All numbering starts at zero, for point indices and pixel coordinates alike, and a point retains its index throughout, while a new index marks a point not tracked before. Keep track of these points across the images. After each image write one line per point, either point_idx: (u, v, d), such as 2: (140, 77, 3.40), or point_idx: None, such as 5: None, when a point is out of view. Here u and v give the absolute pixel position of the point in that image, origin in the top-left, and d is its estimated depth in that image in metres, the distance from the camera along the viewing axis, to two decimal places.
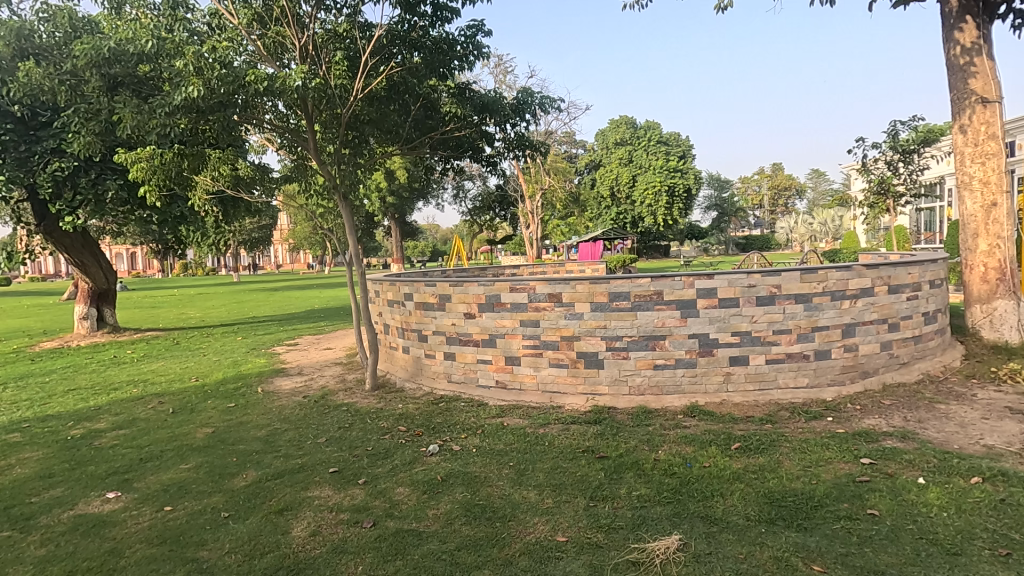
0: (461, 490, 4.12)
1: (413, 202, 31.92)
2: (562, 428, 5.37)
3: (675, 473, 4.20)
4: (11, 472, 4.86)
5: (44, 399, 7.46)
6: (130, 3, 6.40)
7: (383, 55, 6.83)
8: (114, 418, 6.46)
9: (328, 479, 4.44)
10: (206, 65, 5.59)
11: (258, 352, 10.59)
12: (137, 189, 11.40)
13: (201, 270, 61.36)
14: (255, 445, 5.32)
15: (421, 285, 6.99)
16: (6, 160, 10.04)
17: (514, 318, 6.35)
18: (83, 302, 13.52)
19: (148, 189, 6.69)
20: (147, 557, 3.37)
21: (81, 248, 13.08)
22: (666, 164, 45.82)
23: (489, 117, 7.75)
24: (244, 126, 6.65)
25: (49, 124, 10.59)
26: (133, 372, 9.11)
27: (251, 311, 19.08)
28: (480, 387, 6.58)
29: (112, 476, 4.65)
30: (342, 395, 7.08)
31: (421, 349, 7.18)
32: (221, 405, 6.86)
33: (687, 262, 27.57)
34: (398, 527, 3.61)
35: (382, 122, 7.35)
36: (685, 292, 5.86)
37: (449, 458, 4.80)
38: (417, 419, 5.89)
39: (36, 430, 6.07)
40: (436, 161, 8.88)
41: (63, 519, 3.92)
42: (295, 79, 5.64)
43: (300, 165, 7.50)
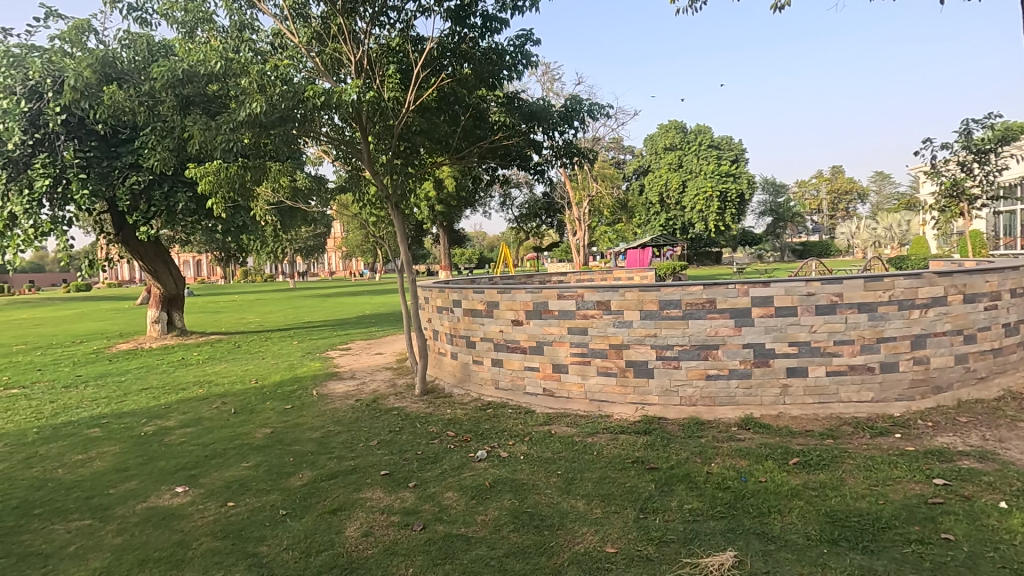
0: (509, 497, 4.13)
1: (461, 210, 32.40)
2: (611, 437, 5.30)
3: (728, 487, 4.07)
4: (91, 465, 5.22)
5: (121, 397, 8.00)
6: (200, 27, 6.79)
7: (433, 67, 7.00)
8: (183, 416, 6.84)
9: (379, 481, 4.54)
10: (269, 82, 5.93)
11: (314, 356, 10.99)
12: (205, 200, 12.15)
13: (259, 276, 64.44)
14: (309, 446, 5.51)
15: (469, 292, 7.10)
16: (91, 174, 10.85)
17: (562, 326, 6.35)
18: (154, 306, 14.35)
19: (215, 201, 7.10)
20: (210, 550, 3.53)
21: (154, 256, 13.96)
22: (718, 168, 44.61)
23: (538, 125, 7.86)
24: (303, 139, 6.93)
25: (127, 141, 11.45)
26: (198, 373, 9.61)
27: (306, 316, 19.85)
28: (528, 395, 6.59)
29: (180, 471, 4.93)
30: (393, 399, 7.24)
31: (469, 356, 7.26)
32: (279, 406, 7.14)
33: (742, 269, 26.71)
34: (447, 532, 3.65)
35: (432, 133, 7.45)
36: (739, 300, 5.68)
37: (497, 464, 4.82)
38: (465, 424, 5.96)
39: (114, 426, 6.52)
40: (484, 170, 9.04)
41: (136, 510, 4.17)
42: (351, 94, 5.86)
43: (353, 176, 7.74)
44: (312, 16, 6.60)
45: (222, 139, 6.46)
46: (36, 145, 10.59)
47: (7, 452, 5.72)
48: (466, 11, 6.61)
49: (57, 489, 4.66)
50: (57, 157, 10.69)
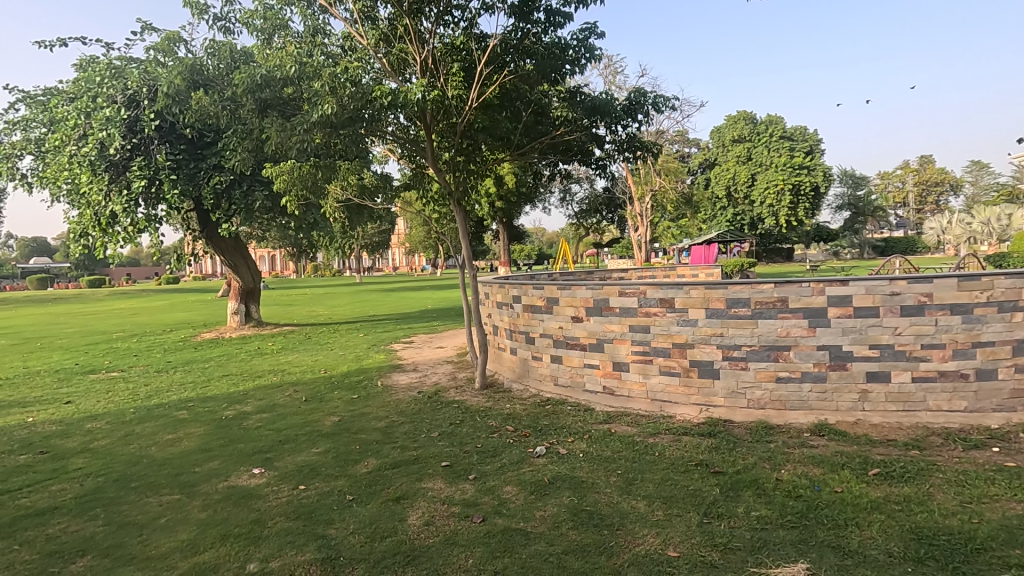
0: (568, 494, 4.11)
1: (521, 206, 32.51)
2: (673, 438, 5.16)
3: (800, 496, 3.87)
4: (180, 444, 5.66)
5: (205, 382, 8.62)
6: (277, 34, 7.14)
7: (496, 64, 7.00)
8: (259, 402, 7.29)
9: (441, 472, 4.64)
10: (340, 84, 6.16)
11: (379, 349, 11.39)
12: (280, 199, 12.82)
13: (327, 271, 67.49)
14: (374, 435, 5.72)
15: (529, 288, 7.11)
16: (180, 175, 11.73)
17: (623, 323, 6.24)
18: (234, 299, 15.27)
19: (289, 199, 7.47)
20: (284, 529, 3.74)
21: (233, 252, 14.87)
22: (791, 161, 42.28)
23: (600, 119, 7.86)
24: (370, 138, 7.15)
25: (212, 144, 12.25)
26: (273, 362, 10.20)
27: (372, 309, 20.59)
28: (587, 392, 6.53)
29: (256, 454, 5.24)
30: (453, 392, 7.39)
31: (529, 352, 7.28)
32: (346, 395, 7.46)
33: (816, 266, 25.29)
34: (506, 526, 3.68)
35: (493, 130, 7.35)
36: (813, 299, 5.38)
37: (556, 461, 4.81)
38: (524, 420, 5.99)
39: (199, 409, 7.03)
40: (544, 166, 9.07)
41: (219, 488, 4.48)
42: (416, 93, 5.96)
43: (418, 174, 7.95)
44: (380, 18, 6.78)
45: (296, 139, 6.79)
46: (134, 149, 11.52)
47: (109, 429, 6.29)
48: (529, 7, 6.61)
49: (151, 465, 5.08)
50: (151, 159, 11.60)
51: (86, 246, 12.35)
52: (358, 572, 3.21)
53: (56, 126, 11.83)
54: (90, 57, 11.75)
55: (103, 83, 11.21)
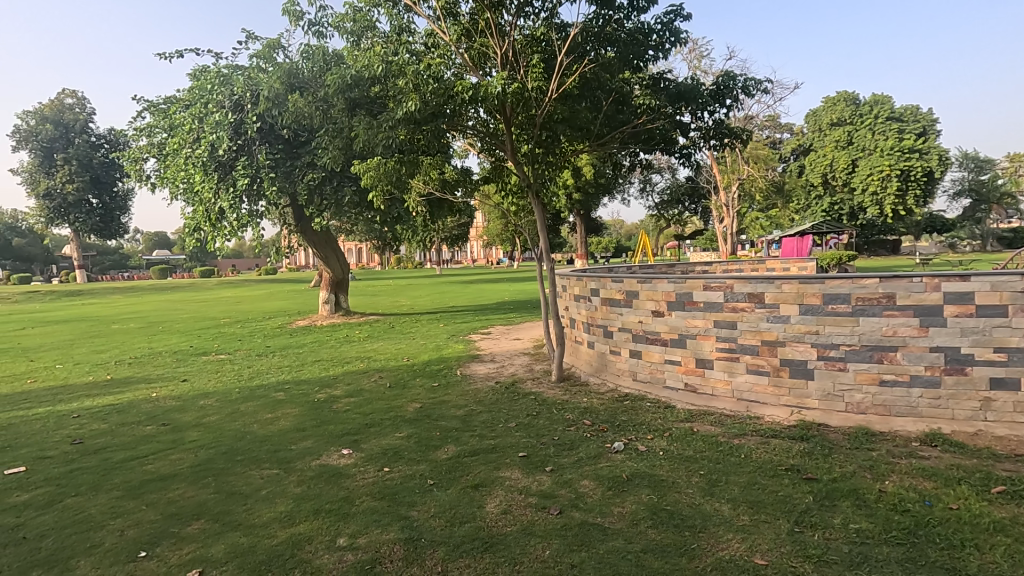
0: (648, 492, 4.02)
1: (599, 198, 32.02)
2: (761, 441, 4.90)
3: (906, 510, 3.54)
4: (279, 423, 6.11)
5: (300, 366, 9.25)
6: (364, 35, 7.43)
7: (577, 53, 6.97)
8: (347, 387, 7.72)
9: (518, 462, 4.69)
10: (423, 81, 6.34)
11: (458, 339, 11.68)
12: (367, 194, 13.42)
13: (410, 263, 70.14)
14: (454, 422, 5.88)
15: (608, 281, 7.00)
16: (279, 173, 12.59)
17: (707, 318, 5.99)
18: (325, 289, 16.20)
19: (375, 194, 7.79)
20: (370, 508, 3.93)
21: (325, 244, 15.78)
22: (899, 143, 38.37)
23: (685, 106, 7.65)
24: (451, 133, 7.29)
25: (306, 143, 13.03)
26: (360, 349, 10.74)
27: (451, 301, 21.11)
28: (668, 389, 6.34)
29: (345, 436, 5.55)
30: (530, 383, 7.44)
31: (607, 346, 7.16)
32: (427, 383, 7.72)
33: (929, 261, 22.92)
34: (583, 520, 3.66)
35: (574, 121, 7.22)
36: (926, 296, 4.89)
37: (635, 458, 4.71)
38: (602, 414, 5.91)
39: (295, 391, 7.56)
40: (624, 156, 8.91)
41: (312, 466, 4.79)
42: (496, 86, 5.96)
43: (497, 168, 8.02)
44: (461, 13, 6.88)
45: (383, 135, 7.06)
46: (239, 150, 12.50)
47: (218, 406, 6.91)
48: None
49: (253, 440, 5.52)
50: (254, 159, 12.54)
51: (199, 240, 13.59)
52: (439, 554, 3.32)
53: (174, 131, 13.08)
54: (202, 67, 12.86)
55: (213, 90, 12.23)
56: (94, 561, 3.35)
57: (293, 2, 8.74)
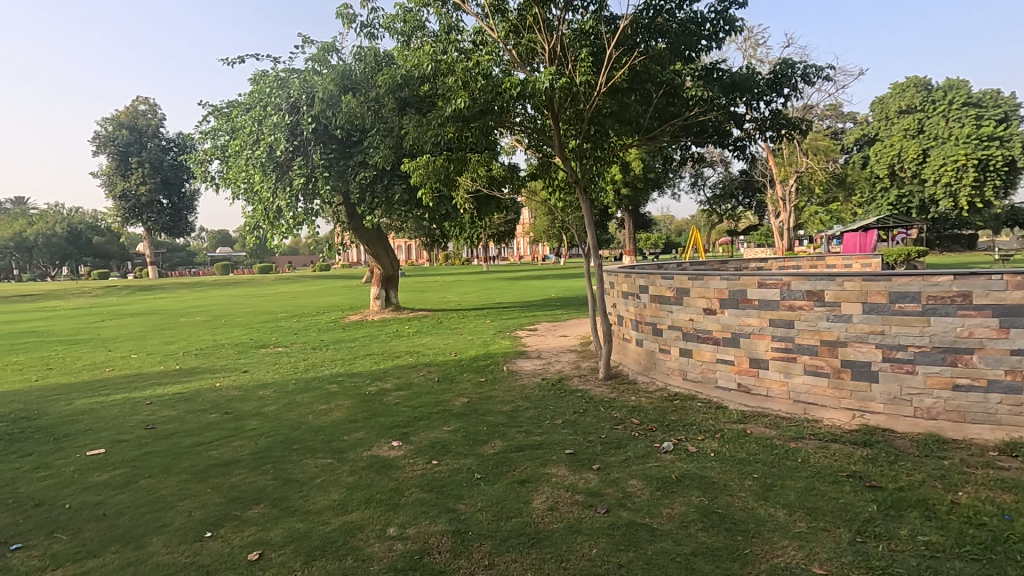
0: (698, 494, 3.92)
1: (648, 193, 31.43)
2: (820, 445, 4.69)
3: (982, 524, 3.31)
4: (332, 414, 6.33)
5: (352, 360, 9.54)
6: (414, 35, 7.54)
7: (626, 46, 6.82)
8: (397, 380, 7.91)
9: (565, 459, 4.68)
10: (471, 78, 6.38)
11: (504, 335, 11.74)
12: (416, 191, 13.66)
13: (457, 259, 71.03)
14: (500, 418, 5.92)
15: (658, 278, 6.86)
16: (332, 173, 12.98)
17: (762, 317, 5.78)
18: (376, 285, 16.62)
19: (424, 191, 7.91)
20: (419, 500, 4.01)
21: (376, 241, 16.16)
22: (976, 131, 35.74)
23: (740, 96, 7.48)
24: (499, 130, 7.32)
25: (358, 143, 13.38)
26: (409, 344, 10.96)
27: (498, 297, 21.23)
28: (719, 389, 6.16)
29: (395, 428, 5.69)
30: (577, 380, 7.40)
31: (656, 344, 7.03)
32: (474, 378, 7.81)
33: (1010, 257, 21.27)
34: (631, 519, 3.61)
35: (622, 115, 7.17)
36: (1007, 295, 4.51)
37: (684, 458, 4.60)
38: (650, 414, 5.81)
39: (348, 383, 7.81)
40: (674, 150, 8.72)
41: (364, 457, 4.94)
42: (544, 82, 5.95)
43: (544, 164, 8.00)
44: (509, 9, 6.86)
45: (432, 133, 7.17)
46: (295, 150, 12.98)
47: (276, 396, 7.22)
48: None
49: (309, 430, 5.74)
50: (309, 159, 12.99)
51: (259, 237, 14.22)
52: (486, 547, 3.35)
53: (236, 134, 13.72)
54: (261, 71, 13.41)
55: (271, 93, 12.73)
56: (165, 539, 3.57)
57: (346, 6, 8.97)
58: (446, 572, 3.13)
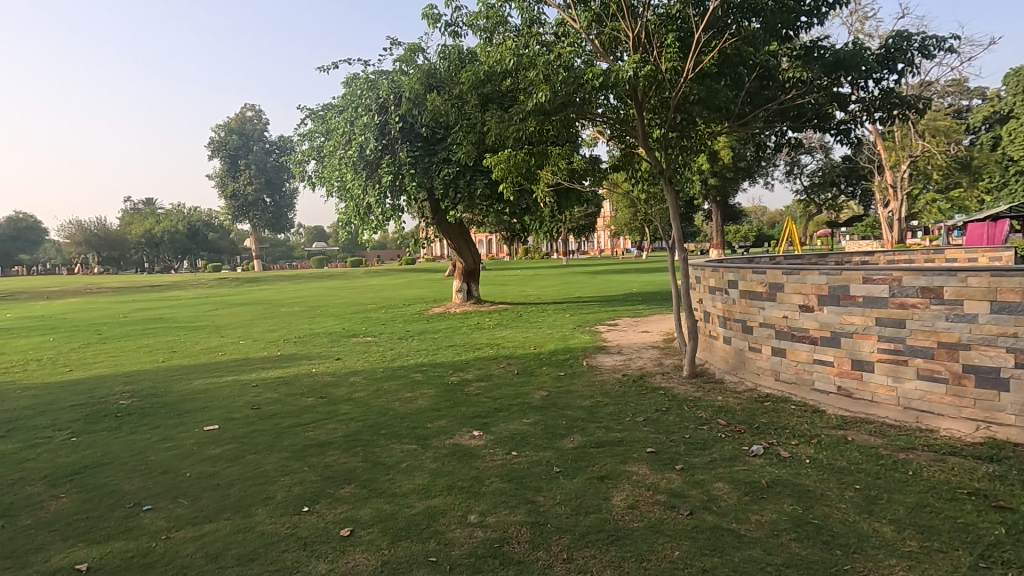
0: (791, 503, 3.69)
1: (738, 183, 29.83)
2: (935, 458, 4.24)
3: None
4: (417, 402, 6.59)
5: (436, 350, 9.86)
6: (497, 30, 7.62)
7: (717, 28, 6.51)
8: (478, 371, 8.09)
9: (646, 458, 4.57)
10: (553, 71, 6.36)
11: (584, 329, 11.64)
12: (497, 186, 13.84)
13: (537, 253, 71.27)
14: (580, 412, 5.88)
15: (748, 272, 6.51)
16: (418, 169, 13.45)
17: (867, 315, 5.32)
18: (458, 278, 17.04)
19: (506, 185, 7.98)
20: (499, 489, 4.08)
21: (458, 236, 16.57)
22: None
23: (844, 75, 6.86)
24: (580, 122, 7.24)
25: (442, 140, 13.77)
26: (489, 337, 11.16)
27: (578, 291, 21.04)
28: (816, 392, 5.75)
29: (476, 418, 5.82)
30: (659, 378, 7.19)
31: (746, 342, 6.67)
32: (553, 372, 7.81)
33: None
34: (716, 524, 3.46)
35: (711, 100, 6.73)
36: None
37: (776, 464, 4.34)
38: (739, 415, 5.53)
39: (431, 373, 8.09)
40: (769, 137, 8.23)
41: (446, 444, 5.09)
42: (627, 71, 5.80)
43: (627, 155, 7.82)
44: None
45: (513, 128, 7.22)
46: (383, 149, 13.58)
47: (365, 383, 7.63)
48: None
49: (396, 417, 6.01)
50: (396, 157, 13.53)
51: (350, 232, 15.04)
52: (565, 541, 3.35)
53: (331, 135, 14.57)
54: (353, 74, 14.12)
55: (362, 95, 13.39)
56: (269, 510, 3.89)
57: (431, 6, 9.23)
58: (525, 562, 3.16)
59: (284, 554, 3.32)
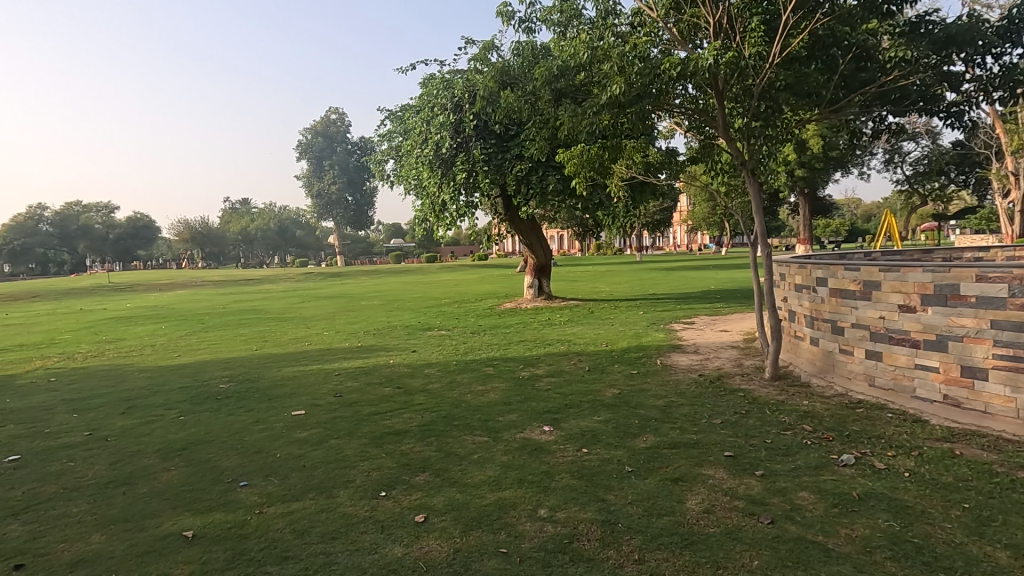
0: (886, 518, 3.41)
1: (829, 173, 27.82)
2: None
3: None
4: (488, 395, 6.70)
5: (507, 345, 9.98)
6: (571, 23, 7.55)
7: (808, 7, 5.97)
8: (549, 367, 8.10)
9: (723, 461, 4.39)
10: (628, 62, 6.23)
11: (658, 327, 11.34)
12: (569, 181, 13.75)
13: (610, 249, 70.26)
14: (653, 412, 5.74)
15: (839, 269, 6.06)
16: (491, 166, 13.63)
17: (980, 317, 4.81)
18: (530, 274, 17.12)
19: (578, 180, 7.91)
20: (569, 485, 4.08)
21: (530, 232, 16.63)
22: None
23: (956, 51, 6.29)
24: (656, 114, 7.03)
25: (515, 136, 13.87)
26: (560, 333, 11.13)
27: (651, 288, 20.49)
28: (918, 400, 5.29)
29: (547, 413, 5.83)
30: (738, 379, 6.88)
31: (836, 344, 6.23)
32: (625, 370, 7.68)
33: None
34: (800, 535, 3.27)
35: (800, 86, 6.46)
36: None
37: (869, 475, 4.03)
38: (827, 421, 5.19)
39: (503, 367, 8.19)
40: (866, 123, 7.62)
41: (517, 438, 5.14)
42: (707, 58, 5.57)
43: (706, 147, 7.51)
44: None
45: (586, 122, 7.14)
46: (458, 147, 13.87)
47: (439, 375, 7.86)
48: None
49: (468, 409, 6.15)
50: (470, 155, 13.78)
51: (426, 229, 15.49)
52: (636, 542, 3.28)
53: (408, 135, 15.07)
54: (430, 75, 14.51)
55: (438, 95, 13.74)
56: (350, 493, 4.10)
57: (505, 4, 9.30)
58: (595, 559, 3.14)
59: (363, 535, 3.49)
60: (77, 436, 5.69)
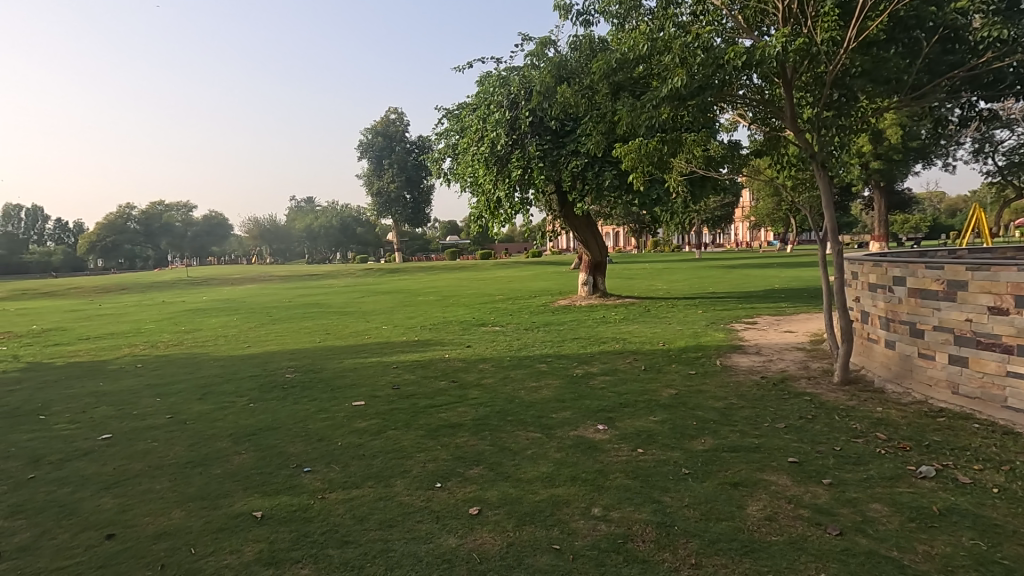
0: (971, 536, 3.16)
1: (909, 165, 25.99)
2: None
3: None
4: (542, 391, 6.70)
5: (561, 342, 9.95)
6: (631, 15, 7.40)
7: None
8: (603, 365, 8.01)
9: (787, 467, 4.20)
10: (690, 53, 6.03)
11: (717, 326, 10.99)
12: (626, 176, 13.52)
13: (667, 246, 68.60)
14: (712, 413, 5.57)
15: (920, 267, 5.66)
16: (546, 162, 13.61)
17: None
18: (585, 271, 16.95)
19: (635, 176, 7.73)
20: (623, 485, 4.02)
21: (585, 228, 16.48)
22: None
23: None
24: (719, 105, 6.80)
25: (571, 132, 13.79)
26: (615, 331, 10.97)
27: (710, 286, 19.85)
28: (1009, 411, 4.87)
29: (601, 412, 5.76)
30: (805, 382, 6.55)
31: (914, 347, 5.82)
32: (682, 370, 7.49)
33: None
34: (872, 549, 3.08)
35: (878, 72, 5.94)
36: None
37: (952, 490, 3.75)
38: (903, 430, 4.86)
39: (556, 364, 8.18)
40: (952, 109, 7.08)
41: (571, 436, 5.12)
42: (774, 47, 5.33)
43: (772, 139, 7.19)
44: None
45: (645, 116, 6.85)
46: (513, 144, 13.93)
47: (493, 370, 7.94)
48: None
49: (521, 404, 6.18)
50: (525, 151, 13.79)
51: (481, 225, 15.64)
52: (693, 546, 3.20)
53: (464, 133, 15.26)
54: (486, 73, 14.61)
55: (494, 92, 13.84)
56: (406, 483, 4.21)
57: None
58: (650, 561, 3.08)
59: (419, 524, 3.58)
60: (160, 418, 6.14)
